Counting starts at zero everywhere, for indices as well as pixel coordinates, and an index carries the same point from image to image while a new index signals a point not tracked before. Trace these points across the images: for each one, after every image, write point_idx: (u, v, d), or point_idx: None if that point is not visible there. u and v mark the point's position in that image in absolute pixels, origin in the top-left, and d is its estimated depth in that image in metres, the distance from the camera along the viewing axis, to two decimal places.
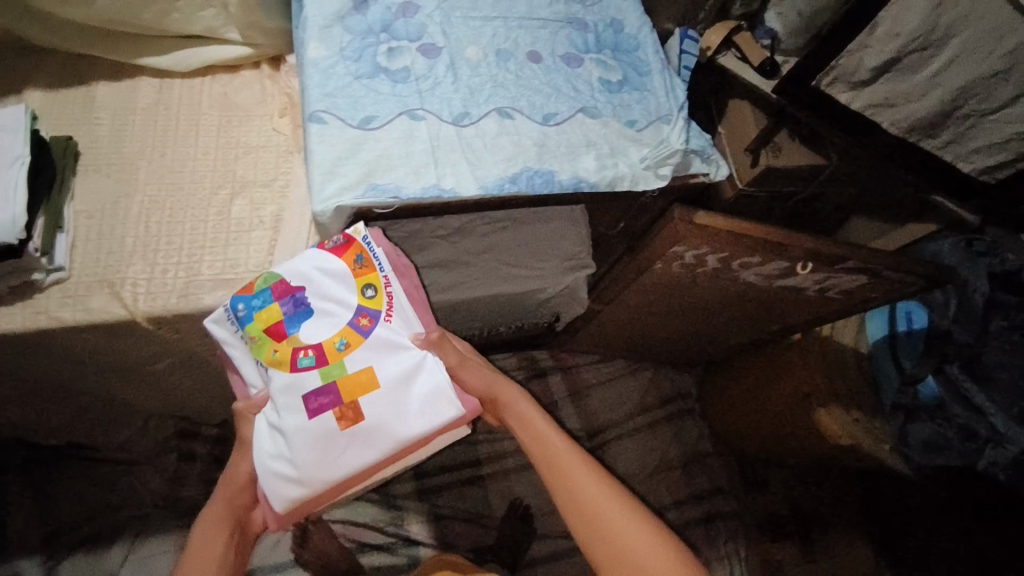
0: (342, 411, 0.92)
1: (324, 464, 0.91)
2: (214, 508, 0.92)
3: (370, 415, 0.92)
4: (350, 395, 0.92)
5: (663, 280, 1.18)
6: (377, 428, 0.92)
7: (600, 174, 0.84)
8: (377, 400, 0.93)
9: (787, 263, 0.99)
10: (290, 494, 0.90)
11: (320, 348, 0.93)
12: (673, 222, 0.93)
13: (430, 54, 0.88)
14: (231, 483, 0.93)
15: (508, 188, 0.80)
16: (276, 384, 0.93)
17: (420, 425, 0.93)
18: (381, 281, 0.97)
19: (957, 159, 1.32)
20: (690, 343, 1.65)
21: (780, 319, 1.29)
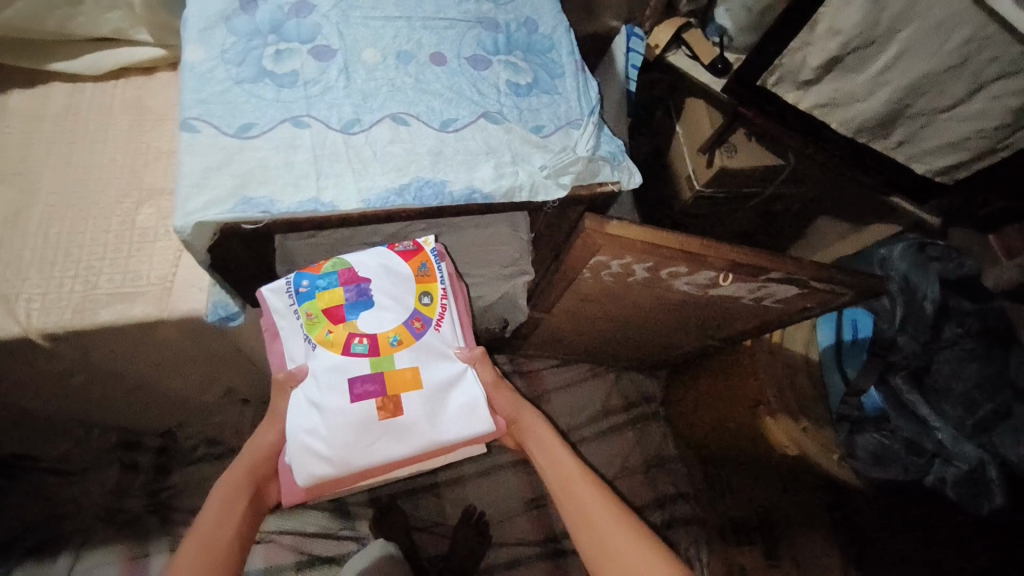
0: (383, 401, 0.87)
1: (357, 451, 0.86)
2: (232, 475, 0.89)
3: (412, 412, 0.88)
4: (395, 388, 0.88)
5: (597, 289, 1.13)
6: (414, 427, 0.88)
7: (497, 184, 0.79)
8: (419, 400, 0.89)
9: (713, 273, 0.94)
10: (316, 475, 0.85)
11: (376, 338, 0.90)
12: (585, 232, 0.87)
13: (323, 56, 0.83)
14: (253, 453, 0.91)
15: (393, 201, 0.76)
16: (325, 361, 0.88)
17: (457, 432, 0.90)
18: (438, 291, 0.96)
19: (912, 160, 1.25)
20: (647, 351, 1.59)
21: (724, 327, 1.23)
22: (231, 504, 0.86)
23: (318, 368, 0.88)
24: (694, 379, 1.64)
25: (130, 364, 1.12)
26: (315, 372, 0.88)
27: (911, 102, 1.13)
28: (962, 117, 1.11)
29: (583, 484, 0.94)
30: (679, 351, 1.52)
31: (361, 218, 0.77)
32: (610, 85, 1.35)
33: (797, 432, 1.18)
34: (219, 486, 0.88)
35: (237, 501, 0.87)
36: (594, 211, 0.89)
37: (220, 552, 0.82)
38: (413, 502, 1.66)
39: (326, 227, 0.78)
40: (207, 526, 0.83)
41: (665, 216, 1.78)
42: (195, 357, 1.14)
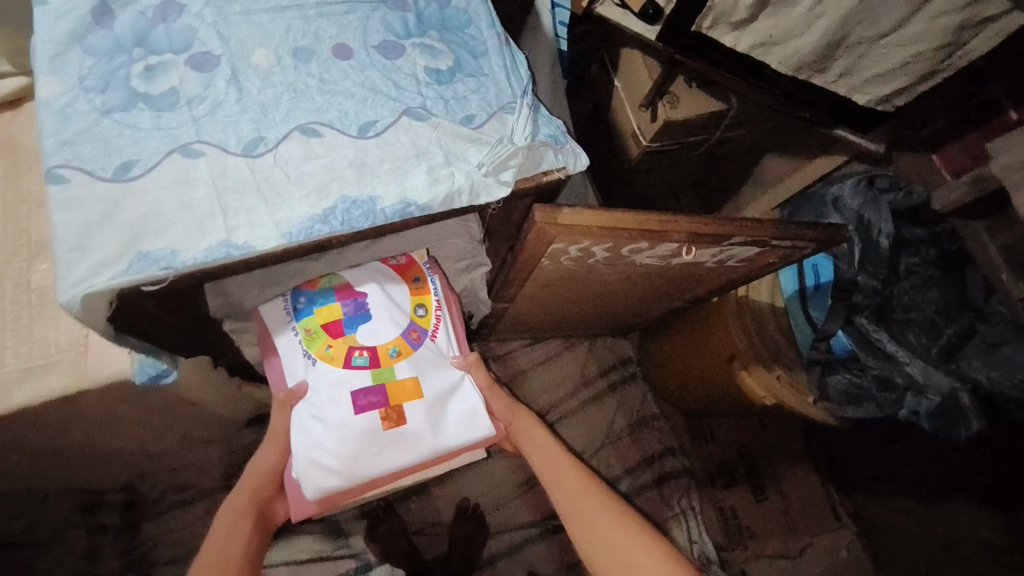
0: (387, 411, 0.88)
1: (364, 462, 0.87)
2: (237, 498, 0.92)
3: (415, 420, 0.90)
4: (397, 397, 0.90)
5: (558, 275, 1.07)
6: (418, 434, 0.90)
7: (433, 191, 0.71)
8: (422, 408, 0.91)
9: (675, 246, 0.89)
10: (324, 487, 0.87)
11: (377, 350, 0.90)
12: (538, 225, 0.81)
13: (206, 67, 0.72)
14: (256, 477, 0.93)
15: (319, 229, 0.67)
16: (327, 374, 0.88)
17: (459, 436, 0.93)
18: (433, 304, 0.98)
19: (853, 91, 1.21)
20: (618, 318, 1.56)
21: (690, 290, 1.21)
22: (238, 527, 0.89)
23: (319, 381, 0.88)
24: (666, 338, 1.62)
25: (64, 431, 1.01)
26: (318, 387, 0.88)
27: (849, 33, 1.08)
28: (898, 42, 1.08)
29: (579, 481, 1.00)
30: (650, 314, 1.50)
31: (285, 252, 0.68)
32: (540, 50, 1.27)
33: (770, 379, 1.19)
34: (225, 509, 0.91)
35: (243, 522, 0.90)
36: (543, 200, 0.82)
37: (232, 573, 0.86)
38: (404, 508, 1.60)
39: (249, 268, 0.69)
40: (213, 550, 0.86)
41: (616, 176, 1.73)
42: (138, 412, 1.04)
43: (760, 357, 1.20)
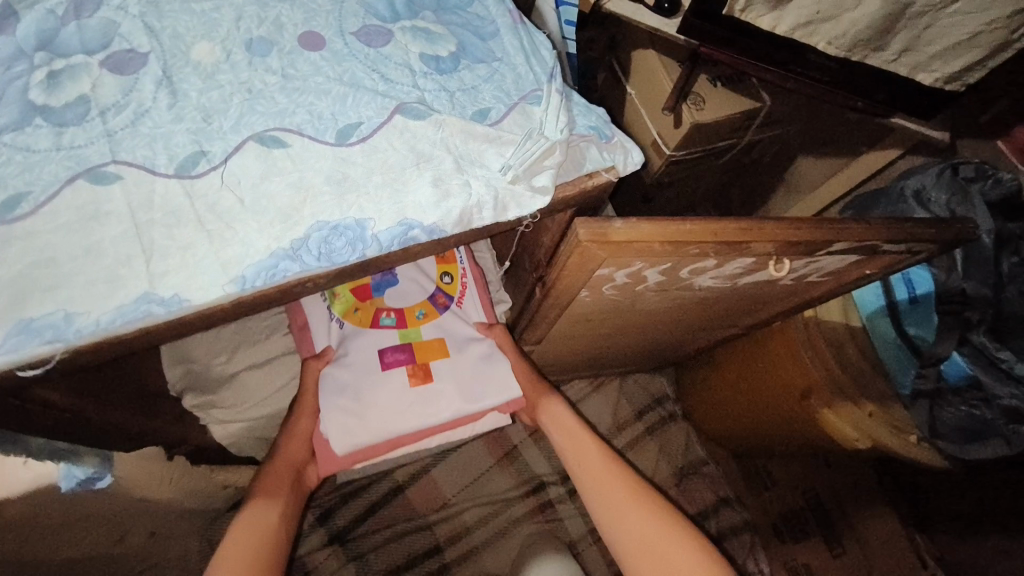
0: (414, 368, 0.82)
1: (390, 418, 0.79)
2: (272, 477, 0.75)
3: (444, 380, 0.82)
4: (424, 356, 0.83)
5: (597, 307, 0.88)
6: (447, 393, 0.82)
7: (442, 208, 0.54)
8: (450, 368, 0.83)
9: (751, 260, 0.70)
10: (351, 443, 0.78)
11: (403, 311, 0.85)
12: (579, 245, 0.62)
13: (129, 68, 0.53)
14: (287, 454, 0.78)
15: (287, 267, 0.50)
16: (353, 337, 0.83)
17: (492, 398, 0.84)
18: (459, 271, 0.91)
19: (916, 67, 1.03)
20: (656, 352, 1.34)
21: (752, 313, 1.01)
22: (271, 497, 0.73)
23: (347, 341, 0.83)
24: (709, 371, 1.40)
25: None
26: (346, 347, 0.83)
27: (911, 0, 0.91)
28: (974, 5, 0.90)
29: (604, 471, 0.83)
30: (693, 344, 1.29)
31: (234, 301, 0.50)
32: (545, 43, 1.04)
33: (865, 421, 0.99)
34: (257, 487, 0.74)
35: (280, 500, 0.73)
36: (586, 210, 0.63)
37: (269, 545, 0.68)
38: None
39: (183, 329, 0.51)
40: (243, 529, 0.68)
41: (634, 192, 1.55)
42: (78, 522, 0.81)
43: (846, 391, 1.01)
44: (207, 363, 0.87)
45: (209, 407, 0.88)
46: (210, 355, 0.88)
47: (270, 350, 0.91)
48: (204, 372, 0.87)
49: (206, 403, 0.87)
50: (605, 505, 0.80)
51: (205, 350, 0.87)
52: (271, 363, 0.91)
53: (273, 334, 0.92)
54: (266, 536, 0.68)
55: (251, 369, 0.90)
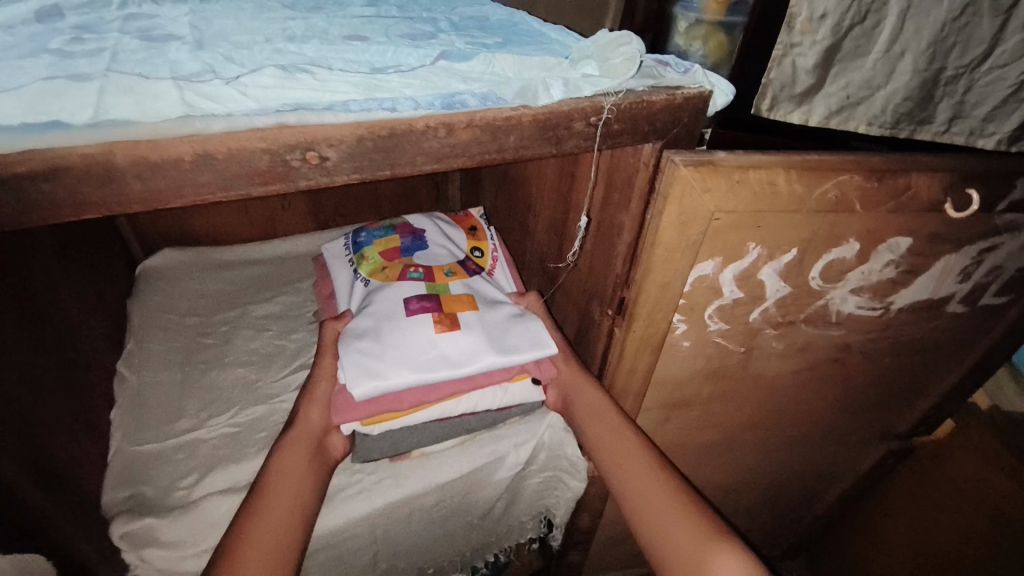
0: (438, 315, 0.64)
1: (412, 362, 0.60)
2: (293, 456, 0.57)
3: (474, 330, 0.64)
4: (450, 306, 0.66)
5: (699, 368, 0.65)
6: (478, 340, 0.63)
7: (496, 86, 0.39)
8: (486, 318, 0.66)
9: (907, 225, 0.52)
10: (371, 385, 0.57)
11: (431, 268, 0.71)
12: (670, 185, 0.46)
13: (163, 41, 0.50)
14: (307, 429, 0.60)
15: (264, 115, 0.32)
16: (376, 289, 0.68)
17: (535, 351, 0.64)
18: (490, 247, 0.80)
19: (971, 137, 0.54)
20: (777, 510, 0.98)
21: (907, 394, 0.75)
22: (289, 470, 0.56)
23: (372, 292, 0.68)
24: (867, 549, 0.99)
25: None
26: (370, 299, 0.67)
27: (943, 61, 0.49)
28: (1020, 48, 0.48)
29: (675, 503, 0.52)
30: (833, 489, 0.94)
31: (190, 150, 0.31)
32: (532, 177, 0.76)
33: None
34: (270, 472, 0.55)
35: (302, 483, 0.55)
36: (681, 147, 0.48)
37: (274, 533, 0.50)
38: None
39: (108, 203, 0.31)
40: (257, 523, 0.50)
41: None
42: None
43: None
44: (164, 488, 0.64)
45: (145, 540, 0.59)
46: (178, 471, 0.66)
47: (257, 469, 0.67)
48: (154, 499, 0.63)
49: (140, 537, 0.59)
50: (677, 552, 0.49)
51: (174, 466, 0.66)
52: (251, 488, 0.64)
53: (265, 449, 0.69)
54: (289, 529, 0.51)
55: (221, 493, 0.63)
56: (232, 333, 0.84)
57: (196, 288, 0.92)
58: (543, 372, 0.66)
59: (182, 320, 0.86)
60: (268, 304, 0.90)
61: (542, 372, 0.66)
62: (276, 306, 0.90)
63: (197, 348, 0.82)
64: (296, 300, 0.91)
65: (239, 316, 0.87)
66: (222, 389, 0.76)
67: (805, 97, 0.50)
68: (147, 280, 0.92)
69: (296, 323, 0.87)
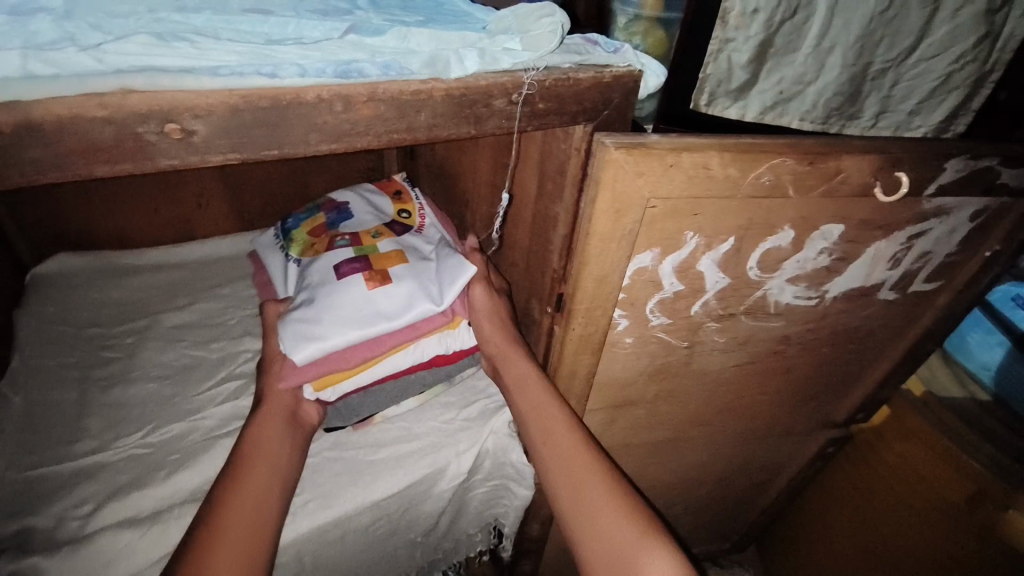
0: (370, 272, 0.60)
1: (347, 318, 0.57)
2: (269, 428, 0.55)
3: (408, 281, 0.60)
4: (381, 263, 0.62)
5: (644, 365, 0.63)
6: (413, 288, 0.60)
7: (401, 58, 0.34)
8: (420, 267, 0.62)
9: (840, 213, 0.51)
10: (309, 347, 0.55)
11: (359, 233, 0.67)
12: (603, 170, 0.43)
13: None
14: (277, 402, 0.57)
15: (107, 77, 0.26)
16: (307, 267, 0.64)
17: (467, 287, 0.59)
18: (417, 208, 0.74)
19: (900, 131, 0.53)
20: (728, 504, 0.98)
21: (847, 381, 0.76)
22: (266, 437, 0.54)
23: (303, 271, 0.64)
24: (812, 538, 1.01)
25: None
26: (302, 278, 0.63)
27: (870, 55, 0.48)
28: (949, 39, 0.48)
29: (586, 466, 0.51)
30: (779, 479, 0.95)
31: (9, 118, 0.25)
32: (468, 166, 0.71)
33: None
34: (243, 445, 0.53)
35: (278, 456, 0.53)
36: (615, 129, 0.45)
37: (254, 502, 0.48)
38: None
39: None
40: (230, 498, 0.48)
41: None
42: None
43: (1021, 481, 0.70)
44: (57, 517, 0.56)
45: None
46: (73, 497, 0.58)
47: (168, 493, 0.60)
48: (37, 536, 0.54)
49: None
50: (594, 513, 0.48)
51: (69, 494, 0.58)
52: (154, 520, 0.56)
53: (174, 472, 0.61)
54: (266, 500, 0.49)
55: (120, 525, 0.56)
56: (139, 346, 0.75)
57: (97, 298, 0.82)
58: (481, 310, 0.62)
59: (81, 334, 0.76)
60: (183, 313, 0.81)
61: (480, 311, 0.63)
62: (192, 314, 0.81)
63: (96, 364, 0.72)
64: (216, 308, 0.83)
65: (148, 327, 0.78)
66: (125, 408, 0.67)
67: (741, 92, 0.49)
68: (37, 289, 0.81)
69: (214, 333, 0.79)
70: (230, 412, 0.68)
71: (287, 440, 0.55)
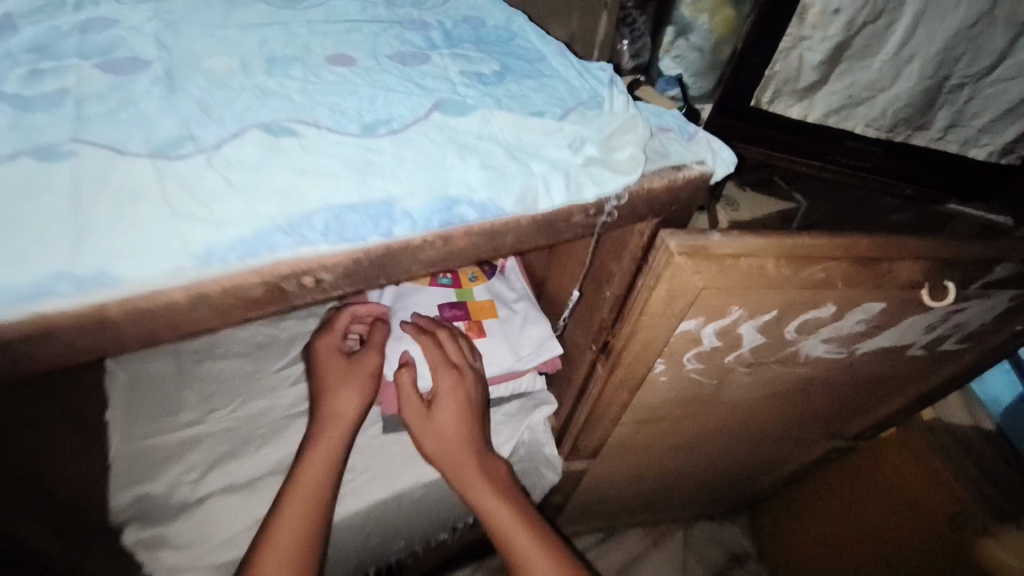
0: (468, 322, 0.73)
1: None
2: (304, 488, 0.58)
3: (497, 337, 0.73)
4: (476, 313, 0.75)
5: (673, 395, 0.68)
6: (500, 346, 0.73)
7: (493, 187, 0.39)
8: (507, 325, 0.74)
9: (882, 300, 0.54)
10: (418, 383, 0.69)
11: (457, 273, 0.78)
12: (663, 268, 0.47)
13: (123, 71, 0.45)
14: (339, 420, 0.63)
15: (268, 253, 0.34)
16: (410, 296, 0.75)
17: (545, 352, 0.72)
18: None
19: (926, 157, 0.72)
20: (728, 486, 1.10)
21: (862, 409, 0.81)
22: (317, 465, 0.60)
23: (407, 299, 0.75)
24: (798, 517, 1.13)
25: None
26: (403, 305, 0.74)
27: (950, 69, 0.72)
28: None
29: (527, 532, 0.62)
30: (777, 472, 1.05)
31: (186, 295, 0.33)
32: None
33: None
34: (276, 515, 0.57)
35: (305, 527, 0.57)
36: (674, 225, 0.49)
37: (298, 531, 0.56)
38: None
39: (101, 349, 0.33)
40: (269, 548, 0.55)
41: None
42: None
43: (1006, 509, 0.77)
44: (170, 483, 0.68)
45: (156, 543, 0.64)
46: (182, 464, 0.70)
47: (257, 467, 0.71)
48: (161, 497, 0.67)
49: (151, 540, 0.64)
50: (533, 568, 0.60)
51: (177, 461, 0.70)
52: (253, 487, 0.69)
53: (262, 447, 0.72)
54: None
55: (223, 492, 0.68)
56: None
57: None
58: (548, 367, 0.74)
59: None
60: None
61: (548, 367, 0.74)
62: None
63: None
64: None
65: None
66: (214, 382, 0.77)
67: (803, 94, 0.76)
68: None
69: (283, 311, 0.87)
70: (303, 393, 0.78)
71: (333, 468, 0.61)
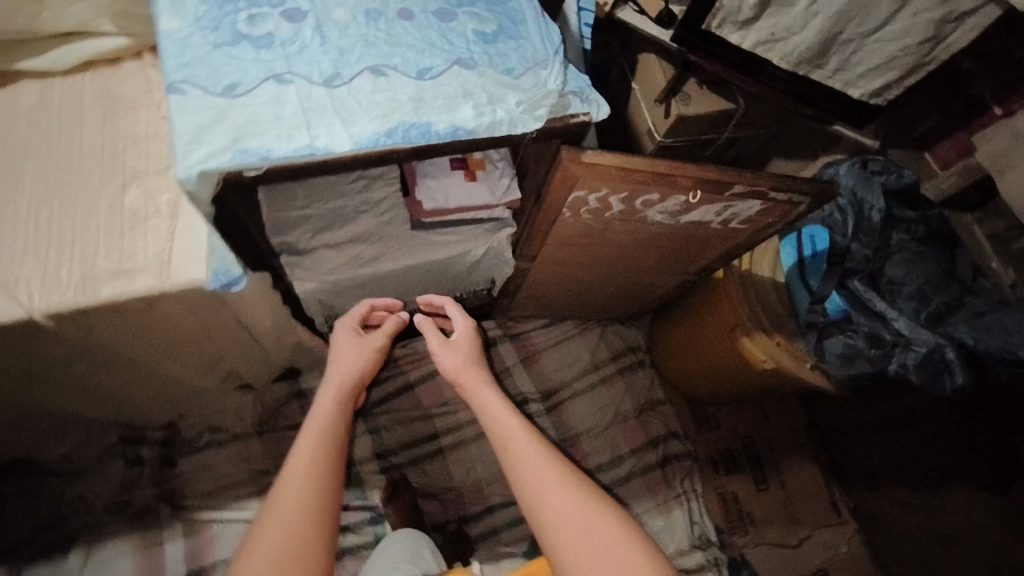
0: (466, 171, 1.24)
1: (454, 196, 1.23)
2: (320, 420, 1.04)
3: (482, 182, 1.23)
4: (472, 166, 1.24)
5: (578, 230, 1.19)
6: (484, 187, 1.23)
7: (478, 121, 0.86)
8: (489, 175, 1.24)
9: (681, 196, 1.03)
10: (434, 203, 1.22)
11: None
12: (563, 164, 0.95)
13: (296, 19, 0.86)
14: (338, 382, 1.12)
15: (384, 142, 0.82)
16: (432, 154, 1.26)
17: (508, 196, 1.24)
18: None
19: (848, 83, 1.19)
20: (632, 297, 1.69)
21: (697, 259, 1.34)
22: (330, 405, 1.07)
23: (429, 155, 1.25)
24: (671, 324, 1.75)
25: (128, 342, 1.16)
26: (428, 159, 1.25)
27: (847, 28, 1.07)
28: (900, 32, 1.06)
29: (517, 442, 1.01)
30: (657, 292, 1.63)
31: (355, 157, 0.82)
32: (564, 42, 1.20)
33: (773, 349, 1.30)
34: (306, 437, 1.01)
35: (329, 444, 1.00)
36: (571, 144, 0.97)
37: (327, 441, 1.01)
38: (425, 469, 1.70)
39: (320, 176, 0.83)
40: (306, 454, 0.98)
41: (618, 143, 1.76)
42: (198, 330, 1.19)
43: (761, 325, 1.33)
44: (297, 238, 1.20)
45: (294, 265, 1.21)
46: (301, 230, 1.19)
47: (342, 235, 1.23)
48: (293, 245, 1.20)
49: (291, 263, 1.21)
50: (522, 469, 0.97)
51: (301, 226, 1.19)
52: (341, 246, 1.24)
53: (345, 225, 1.23)
54: (316, 468, 0.96)
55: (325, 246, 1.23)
56: None
57: None
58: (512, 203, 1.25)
59: None
60: None
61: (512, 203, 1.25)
62: None
63: None
64: None
65: None
66: None
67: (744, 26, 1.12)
68: None
69: None
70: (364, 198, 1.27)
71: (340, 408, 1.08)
